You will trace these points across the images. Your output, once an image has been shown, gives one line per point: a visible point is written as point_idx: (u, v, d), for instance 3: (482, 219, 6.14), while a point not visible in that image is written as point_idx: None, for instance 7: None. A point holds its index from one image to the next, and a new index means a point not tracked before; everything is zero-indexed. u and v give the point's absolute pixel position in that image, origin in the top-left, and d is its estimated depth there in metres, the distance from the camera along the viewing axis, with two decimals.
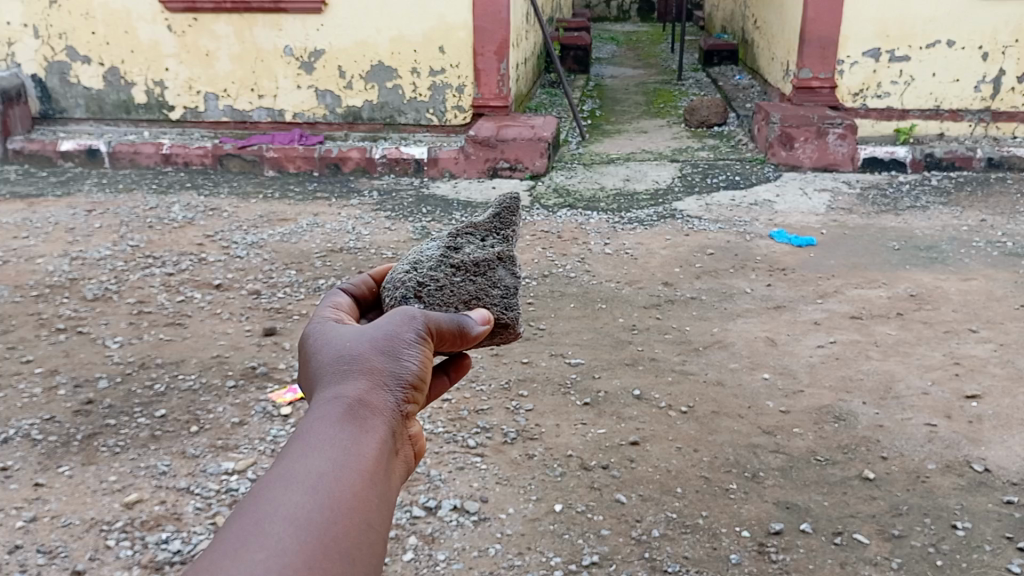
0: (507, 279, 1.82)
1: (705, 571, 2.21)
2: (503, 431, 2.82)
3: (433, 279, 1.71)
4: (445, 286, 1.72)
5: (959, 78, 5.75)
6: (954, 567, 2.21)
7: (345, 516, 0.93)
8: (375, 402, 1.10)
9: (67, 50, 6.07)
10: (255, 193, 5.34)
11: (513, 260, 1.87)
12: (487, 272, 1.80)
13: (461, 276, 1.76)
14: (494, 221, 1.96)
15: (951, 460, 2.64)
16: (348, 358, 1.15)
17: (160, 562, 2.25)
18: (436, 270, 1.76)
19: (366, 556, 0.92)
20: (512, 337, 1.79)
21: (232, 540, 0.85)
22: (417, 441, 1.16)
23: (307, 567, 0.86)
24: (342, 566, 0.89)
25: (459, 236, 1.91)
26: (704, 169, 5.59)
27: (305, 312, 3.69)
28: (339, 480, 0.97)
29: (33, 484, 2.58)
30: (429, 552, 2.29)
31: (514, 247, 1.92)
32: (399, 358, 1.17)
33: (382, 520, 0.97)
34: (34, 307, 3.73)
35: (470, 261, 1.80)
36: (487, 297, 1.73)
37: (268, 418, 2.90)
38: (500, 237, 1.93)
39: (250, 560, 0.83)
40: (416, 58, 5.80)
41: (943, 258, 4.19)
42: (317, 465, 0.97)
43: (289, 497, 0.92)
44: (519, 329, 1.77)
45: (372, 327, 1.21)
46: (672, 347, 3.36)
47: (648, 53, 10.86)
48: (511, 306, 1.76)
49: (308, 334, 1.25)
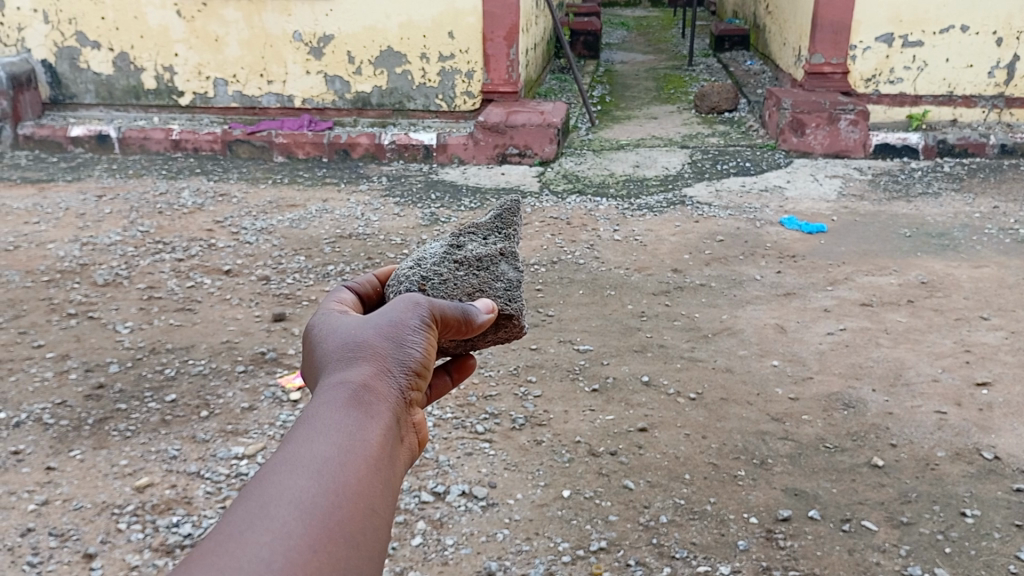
0: (509, 274, 1.84)
1: (712, 557, 2.21)
2: (512, 417, 2.83)
3: (437, 273, 1.73)
4: (449, 280, 1.73)
5: (972, 64, 5.69)
6: (963, 554, 2.20)
7: (350, 500, 0.93)
8: (380, 387, 1.11)
9: (77, 35, 6.07)
10: (264, 179, 5.35)
11: (514, 255, 1.91)
12: (490, 267, 1.82)
13: (464, 270, 1.78)
14: (495, 223, 2.04)
15: (961, 447, 2.63)
16: (353, 346, 1.17)
17: (171, 545, 2.27)
18: (440, 265, 1.78)
19: (371, 541, 0.92)
20: (517, 332, 1.77)
21: (238, 523, 0.85)
22: (420, 429, 1.16)
23: (312, 550, 0.85)
24: (347, 550, 0.89)
25: (462, 237, 1.97)
26: (714, 155, 5.56)
27: (314, 298, 3.69)
28: (345, 464, 0.97)
29: (45, 468, 2.60)
30: (437, 537, 2.30)
31: (515, 245, 1.97)
32: (402, 345, 1.19)
33: (387, 505, 0.98)
34: (45, 293, 3.75)
35: (472, 257, 1.83)
36: (491, 289, 1.74)
37: (278, 403, 2.92)
38: (501, 236, 1.99)
39: (255, 542, 0.83)
40: (425, 43, 5.77)
41: (954, 245, 4.17)
42: (322, 449, 0.98)
43: (295, 481, 0.92)
44: (523, 322, 1.74)
45: (376, 317, 1.23)
46: (681, 334, 3.35)
47: (659, 37, 10.79)
48: (514, 298, 1.75)
49: (313, 325, 1.27)
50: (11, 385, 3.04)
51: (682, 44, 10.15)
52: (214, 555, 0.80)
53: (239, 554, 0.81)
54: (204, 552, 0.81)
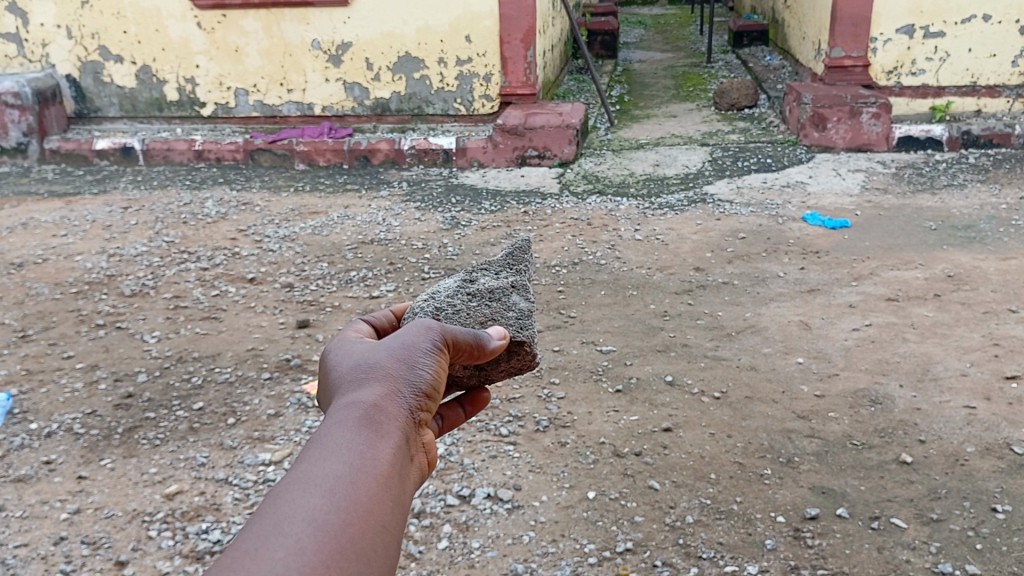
0: (521, 304, 1.84)
1: (740, 557, 2.20)
2: (536, 419, 2.83)
3: (450, 304, 1.77)
4: (461, 310, 1.76)
5: (995, 53, 5.63)
6: (994, 551, 2.18)
7: (361, 517, 0.94)
8: (392, 407, 1.13)
9: (100, 49, 6.15)
10: (287, 187, 5.40)
11: (526, 287, 1.94)
12: (502, 298, 1.84)
13: (477, 301, 1.81)
14: (507, 259, 2.09)
15: (991, 442, 2.60)
16: (365, 367, 1.19)
17: (201, 552, 2.30)
18: (454, 298, 1.83)
19: (382, 557, 0.92)
20: (530, 360, 1.75)
21: (253, 540, 0.86)
22: (430, 449, 1.17)
23: (325, 566, 0.86)
24: (359, 567, 0.89)
25: (476, 272, 2.01)
26: (734, 153, 5.53)
27: (337, 304, 3.72)
28: (356, 482, 0.98)
29: (76, 476, 2.64)
30: (463, 540, 2.31)
31: (527, 278, 2.00)
32: (414, 367, 1.21)
33: (397, 523, 0.98)
34: (74, 304, 3.80)
35: (485, 289, 1.86)
36: (502, 318, 1.73)
37: (303, 409, 2.94)
38: (513, 270, 2.02)
39: (266, 558, 0.84)
40: (443, 48, 5.80)
41: (981, 238, 4.12)
42: (334, 467, 0.98)
43: (308, 499, 0.92)
44: (535, 350, 1.72)
45: (388, 341, 1.26)
46: (704, 333, 3.34)
47: (676, 36, 10.75)
48: (526, 326, 1.74)
49: (328, 352, 1.29)
50: (41, 396, 3.08)
51: (700, 42, 10.12)
52: (228, 572, 0.81)
53: (254, 569, 0.82)
54: (220, 569, 0.81)
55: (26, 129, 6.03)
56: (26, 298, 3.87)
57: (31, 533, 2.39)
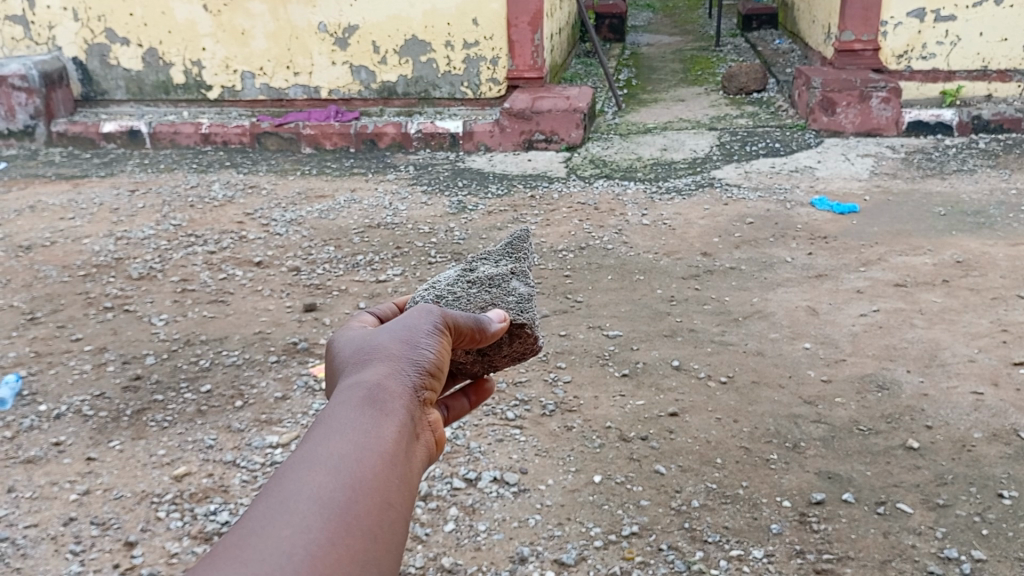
0: (520, 289, 1.84)
1: (745, 541, 2.21)
2: (542, 403, 2.83)
3: (450, 292, 1.77)
4: (461, 297, 1.76)
5: (1007, 37, 5.56)
6: (1001, 536, 2.18)
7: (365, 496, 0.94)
8: (394, 385, 1.13)
9: (107, 32, 6.15)
10: (293, 171, 5.40)
11: (525, 273, 1.94)
12: (502, 284, 1.84)
13: (477, 288, 1.81)
14: (507, 248, 2.08)
15: (998, 428, 2.59)
16: (368, 349, 1.20)
17: (209, 533, 2.32)
18: (454, 286, 1.82)
19: (387, 534, 0.93)
20: (532, 343, 1.75)
21: (258, 518, 0.86)
22: (437, 428, 1.17)
23: (330, 543, 0.86)
24: (364, 544, 0.90)
25: (475, 262, 2.01)
26: (743, 137, 5.50)
27: (344, 288, 3.72)
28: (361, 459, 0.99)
29: (85, 458, 2.66)
30: (470, 523, 2.32)
31: (526, 265, 2.00)
32: (417, 347, 1.21)
33: (403, 500, 0.98)
34: (82, 287, 3.82)
35: (484, 276, 1.86)
36: (502, 302, 1.74)
37: (310, 392, 2.95)
38: (512, 259, 2.02)
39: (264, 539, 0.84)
40: (450, 31, 5.76)
41: (991, 223, 4.09)
42: (339, 446, 0.99)
43: (313, 477, 0.93)
44: (536, 332, 1.73)
45: (390, 325, 1.26)
46: (711, 318, 3.33)
47: (686, 18, 10.67)
48: (526, 309, 1.75)
49: (330, 338, 1.29)
50: (51, 378, 3.10)
51: (709, 25, 10.04)
52: (236, 549, 0.81)
53: (260, 547, 0.82)
54: (228, 547, 0.82)
55: (33, 111, 6.04)
56: (35, 280, 3.89)
57: (41, 514, 2.41)
